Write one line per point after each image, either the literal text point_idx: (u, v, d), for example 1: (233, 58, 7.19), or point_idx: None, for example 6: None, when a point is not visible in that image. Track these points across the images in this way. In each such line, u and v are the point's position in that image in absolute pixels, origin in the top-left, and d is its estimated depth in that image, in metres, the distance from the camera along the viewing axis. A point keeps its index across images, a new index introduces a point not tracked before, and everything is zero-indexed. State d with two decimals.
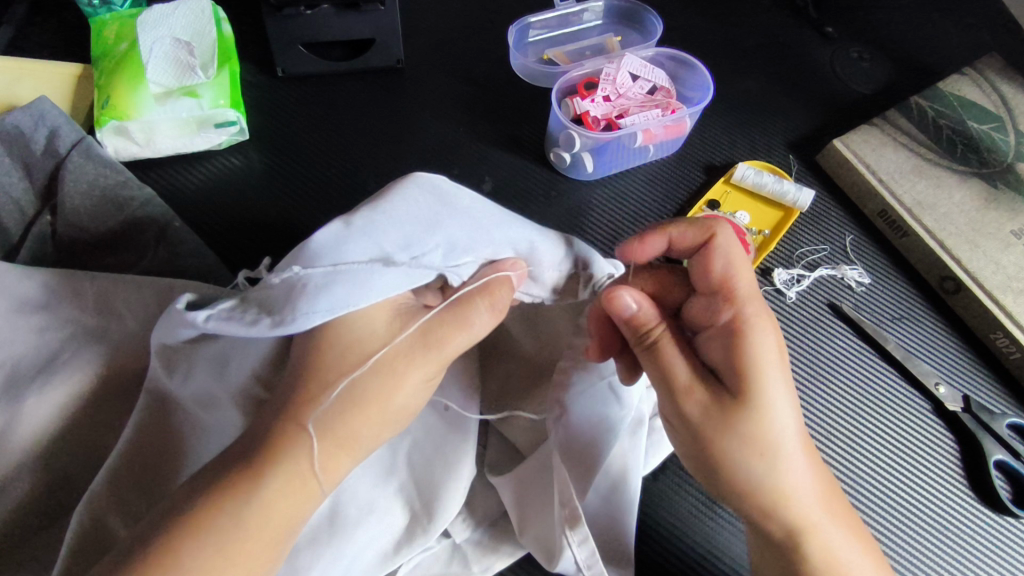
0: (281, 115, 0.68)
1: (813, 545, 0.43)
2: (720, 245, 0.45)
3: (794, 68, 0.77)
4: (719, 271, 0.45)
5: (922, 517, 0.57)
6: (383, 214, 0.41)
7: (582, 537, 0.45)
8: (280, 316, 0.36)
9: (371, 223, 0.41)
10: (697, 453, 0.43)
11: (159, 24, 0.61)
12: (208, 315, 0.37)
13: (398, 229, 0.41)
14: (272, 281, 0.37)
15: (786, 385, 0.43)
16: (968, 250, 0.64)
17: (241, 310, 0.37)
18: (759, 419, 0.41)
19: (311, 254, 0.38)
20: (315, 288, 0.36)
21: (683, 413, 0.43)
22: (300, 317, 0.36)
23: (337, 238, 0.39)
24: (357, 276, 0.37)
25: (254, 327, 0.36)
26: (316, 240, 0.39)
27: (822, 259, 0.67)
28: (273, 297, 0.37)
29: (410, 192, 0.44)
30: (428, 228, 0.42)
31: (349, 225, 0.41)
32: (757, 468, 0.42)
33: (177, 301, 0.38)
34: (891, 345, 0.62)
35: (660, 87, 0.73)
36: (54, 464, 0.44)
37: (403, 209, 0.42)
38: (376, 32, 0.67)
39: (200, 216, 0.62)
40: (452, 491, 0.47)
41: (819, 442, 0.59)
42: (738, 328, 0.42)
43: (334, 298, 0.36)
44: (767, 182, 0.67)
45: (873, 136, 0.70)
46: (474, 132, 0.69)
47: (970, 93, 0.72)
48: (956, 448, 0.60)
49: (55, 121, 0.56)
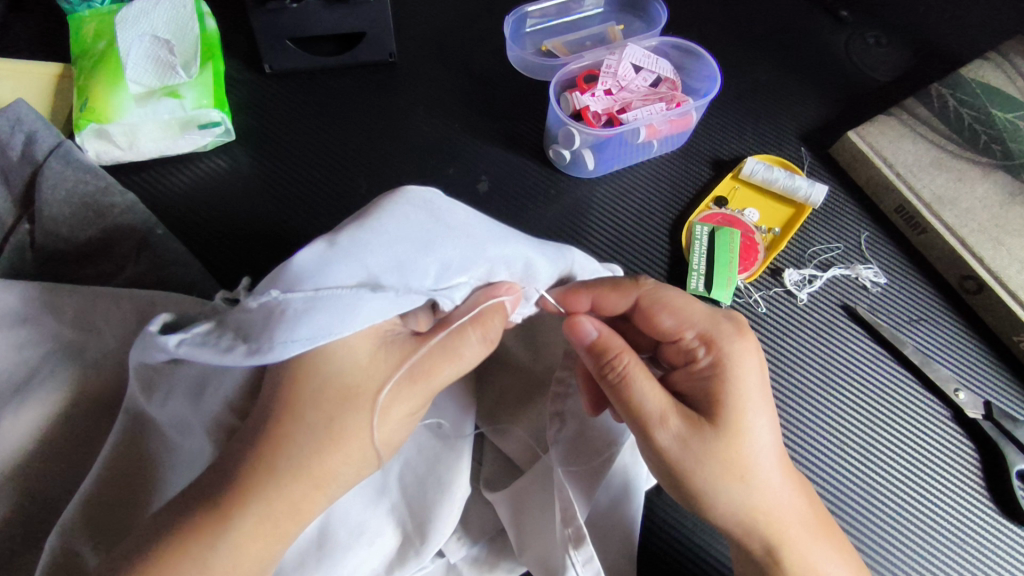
0: (271, 114, 0.65)
1: (789, 556, 0.41)
2: (661, 291, 0.46)
3: (807, 55, 0.73)
4: (678, 305, 0.45)
5: (938, 532, 0.55)
6: (371, 232, 0.38)
7: (586, 556, 0.42)
8: (256, 344, 0.34)
9: (357, 243, 0.37)
10: (671, 481, 0.42)
11: (140, 20, 0.59)
12: (180, 340, 0.34)
13: (386, 243, 0.38)
14: (249, 304, 0.34)
15: (766, 410, 0.42)
16: (991, 248, 0.61)
17: (216, 334, 0.35)
18: (738, 443, 0.41)
19: (292, 277, 0.36)
20: (294, 315, 0.34)
21: (660, 451, 0.41)
22: (278, 346, 0.33)
23: (321, 259, 0.36)
24: (340, 301, 0.34)
25: (229, 354, 0.34)
26: (299, 261, 0.36)
27: (837, 258, 0.64)
28: (250, 322, 0.34)
29: (400, 205, 0.41)
30: (420, 246, 0.39)
31: (333, 245, 0.38)
32: (735, 491, 0.40)
33: (151, 324, 0.36)
34: (908, 349, 0.60)
35: (665, 78, 0.70)
36: (30, 487, 0.42)
37: (393, 226, 0.39)
38: (366, 25, 0.64)
39: (186, 224, 0.60)
40: (445, 513, 0.44)
41: (830, 453, 0.57)
42: (718, 362, 0.43)
43: (315, 326, 0.34)
44: (778, 177, 0.64)
45: (890, 128, 0.66)
46: (470, 128, 0.67)
47: (994, 79, 0.67)
48: (976, 457, 0.57)
49: (32, 126, 0.53)
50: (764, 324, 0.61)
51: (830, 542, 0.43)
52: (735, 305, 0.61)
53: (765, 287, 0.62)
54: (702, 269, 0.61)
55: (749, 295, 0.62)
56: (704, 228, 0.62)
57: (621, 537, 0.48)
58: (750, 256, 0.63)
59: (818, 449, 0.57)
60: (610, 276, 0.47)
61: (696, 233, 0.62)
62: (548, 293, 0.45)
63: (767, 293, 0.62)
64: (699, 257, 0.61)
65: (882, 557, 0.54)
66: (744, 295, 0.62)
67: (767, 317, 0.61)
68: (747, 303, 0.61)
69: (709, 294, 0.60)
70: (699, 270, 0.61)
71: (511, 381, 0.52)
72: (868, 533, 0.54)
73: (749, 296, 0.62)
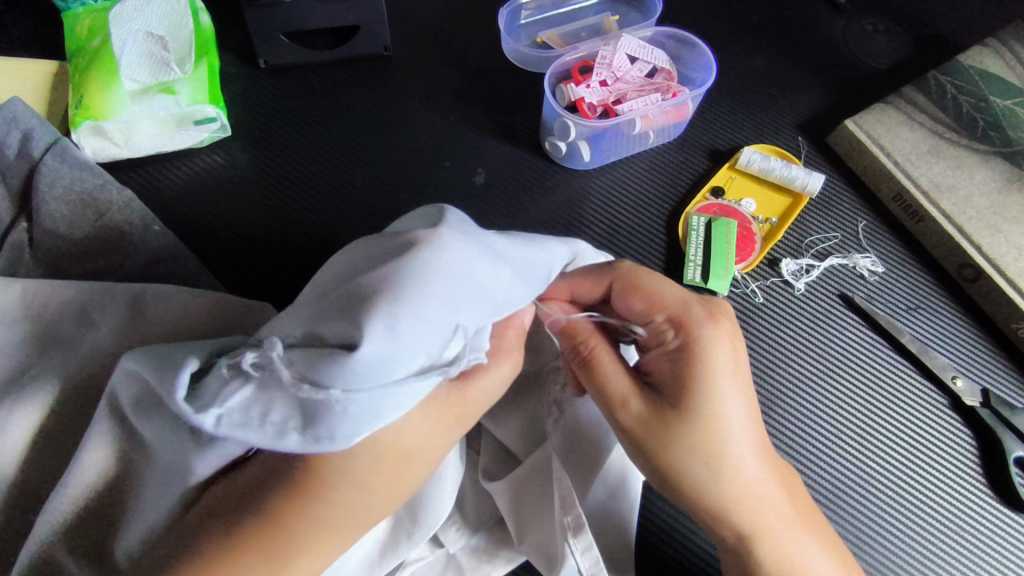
0: (268, 109, 0.65)
1: (762, 544, 0.42)
2: (634, 275, 0.45)
3: (804, 44, 0.72)
4: (644, 290, 0.44)
5: (932, 519, 0.55)
6: (426, 301, 0.32)
7: (586, 544, 0.42)
8: (314, 435, 0.30)
9: (419, 321, 0.31)
10: (649, 469, 0.43)
11: (134, 16, 0.59)
12: (218, 420, 0.30)
13: (449, 314, 0.33)
14: (303, 392, 0.30)
15: (741, 399, 0.42)
16: (988, 235, 0.61)
17: (260, 415, 0.31)
18: (707, 430, 0.41)
19: (350, 369, 0.30)
20: (359, 412, 0.30)
21: (626, 433, 0.42)
22: (342, 441, 0.30)
23: (383, 349, 0.30)
24: (407, 393, 0.31)
25: (280, 440, 0.30)
26: (360, 354, 0.30)
27: (833, 247, 0.64)
28: (300, 405, 0.30)
29: (450, 260, 0.34)
30: (480, 308, 0.34)
31: (392, 327, 0.31)
32: (705, 479, 0.41)
33: (175, 394, 0.32)
34: (906, 338, 0.60)
35: (660, 69, 0.70)
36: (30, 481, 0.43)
37: (447, 287, 0.33)
38: (361, 18, 0.64)
39: (180, 218, 0.60)
40: (436, 495, 0.44)
41: (827, 440, 0.57)
42: (686, 345, 0.42)
43: (381, 417, 0.31)
44: (775, 166, 0.64)
45: (888, 115, 0.66)
46: (467, 121, 0.66)
47: (993, 66, 0.67)
48: (972, 444, 0.57)
49: (28, 123, 0.53)
50: (759, 313, 0.61)
51: (808, 532, 0.43)
52: (732, 296, 0.61)
53: (762, 278, 0.62)
54: (698, 260, 0.61)
55: (744, 286, 0.62)
56: (701, 219, 0.62)
57: (616, 530, 0.48)
58: (747, 246, 0.62)
59: (815, 438, 0.57)
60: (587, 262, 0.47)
61: (693, 224, 0.62)
62: (553, 283, 0.45)
63: (764, 283, 0.62)
64: (695, 248, 0.61)
65: (877, 545, 0.54)
66: (740, 286, 0.62)
67: (763, 307, 0.61)
68: (743, 293, 0.61)
69: (705, 285, 0.60)
70: (695, 261, 0.61)
71: None
72: (864, 521, 0.55)
73: (745, 286, 0.62)
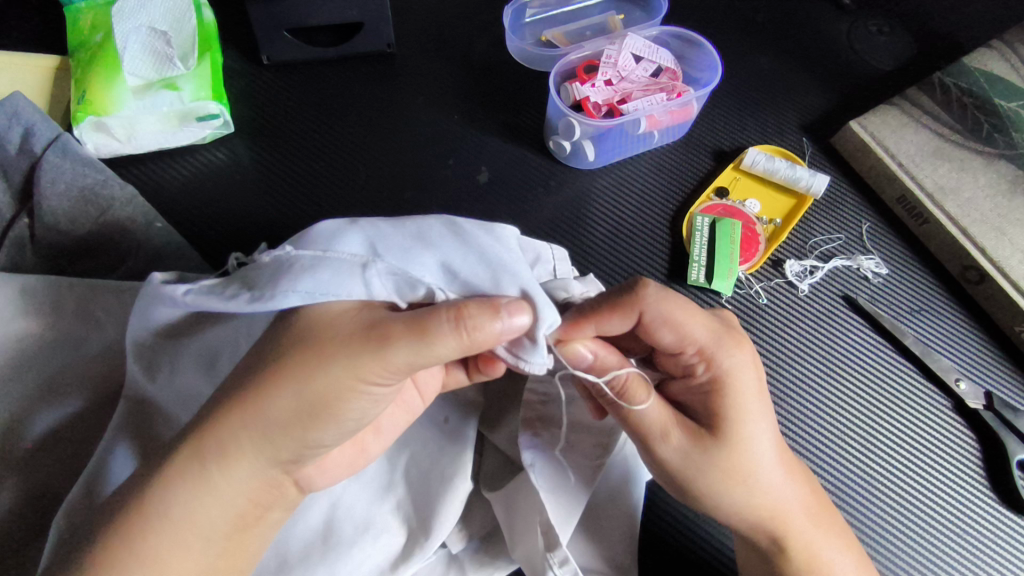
0: (270, 105, 0.65)
1: (793, 548, 0.42)
2: (664, 306, 0.42)
3: (808, 44, 0.72)
4: (668, 326, 0.42)
5: (934, 522, 0.55)
6: (391, 223, 0.40)
7: (563, 557, 0.42)
8: (260, 292, 0.35)
9: (374, 228, 0.39)
10: (677, 483, 0.43)
11: (137, 13, 0.59)
12: (187, 289, 0.36)
13: (398, 234, 0.39)
14: (262, 259, 0.36)
15: (767, 418, 0.42)
16: (993, 238, 0.60)
17: (223, 286, 0.36)
18: (736, 450, 0.41)
19: (308, 239, 0.38)
20: (300, 269, 0.35)
21: (660, 458, 0.42)
22: (280, 294, 0.34)
23: (339, 228, 0.38)
24: (342, 267, 0.35)
25: (233, 300, 0.35)
26: (318, 227, 0.39)
27: (838, 248, 0.64)
28: (258, 275, 0.36)
29: (430, 217, 0.42)
30: (438, 241, 0.40)
31: (355, 223, 0.39)
32: (734, 494, 0.41)
33: (152, 280, 0.38)
34: (909, 340, 0.60)
35: (665, 68, 0.69)
36: (33, 478, 0.43)
37: (409, 223, 0.41)
38: (364, 15, 0.64)
39: (181, 219, 0.59)
40: (447, 509, 0.44)
41: (829, 441, 0.57)
42: (716, 378, 0.42)
43: (315, 281, 0.34)
44: (780, 167, 0.64)
45: (893, 117, 0.66)
46: (470, 120, 0.66)
47: (998, 68, 0.67)
48: (975, 447, 0.57)
49: (29, 119, 0.53)
50: (764, 314, 0.61)
51: (835, 533, 0.43)
52: (736, 297, 0.61)
53: (766, 278, 0.62)
54: (703, 261, 0.61)
55: (749, 287, 0.61)
56: (705, 220, 0.62)
57: (621, 534, 0.48)
58: (751, 247, 0.62)
59: (816, 437, 0.57)
60: (609, 291, 0.43)
61: (696, 224, 0.62)
62: (570, 321, 0.43)
63: (767, 284, 0.62)
64: (699, 248, 0.61)
65: (880, 548, 0.54)
66: (745, 286, 0.62)
67: (767, 308, 0.61)
68: (747, 294, 0.61)
69: (709, 285, 0.60)
70: (699, 262, 0.61)
71: (508, 381, 0.52)
72: (868, 522, 0.54)
73: (750, 287, 0.61)
